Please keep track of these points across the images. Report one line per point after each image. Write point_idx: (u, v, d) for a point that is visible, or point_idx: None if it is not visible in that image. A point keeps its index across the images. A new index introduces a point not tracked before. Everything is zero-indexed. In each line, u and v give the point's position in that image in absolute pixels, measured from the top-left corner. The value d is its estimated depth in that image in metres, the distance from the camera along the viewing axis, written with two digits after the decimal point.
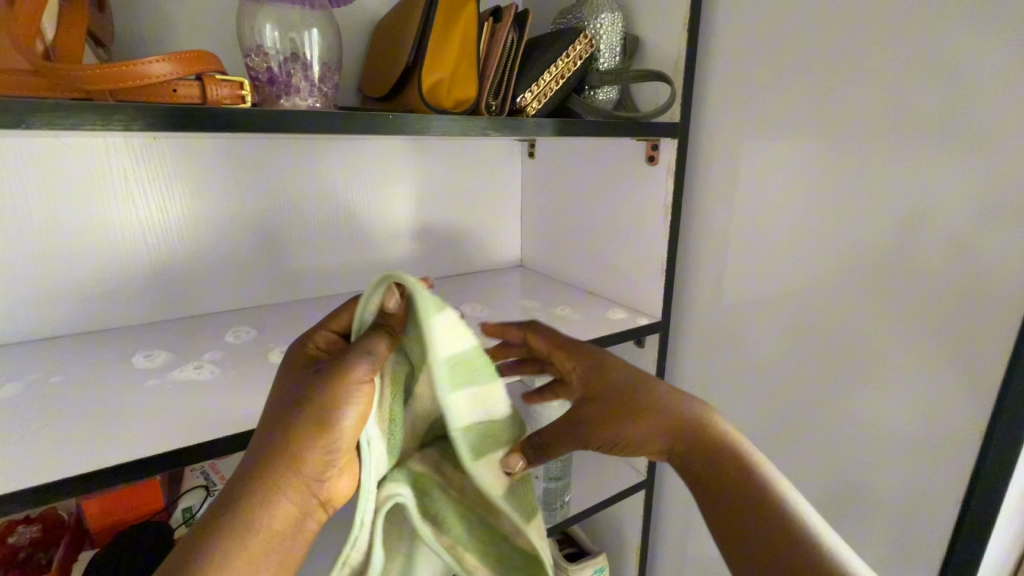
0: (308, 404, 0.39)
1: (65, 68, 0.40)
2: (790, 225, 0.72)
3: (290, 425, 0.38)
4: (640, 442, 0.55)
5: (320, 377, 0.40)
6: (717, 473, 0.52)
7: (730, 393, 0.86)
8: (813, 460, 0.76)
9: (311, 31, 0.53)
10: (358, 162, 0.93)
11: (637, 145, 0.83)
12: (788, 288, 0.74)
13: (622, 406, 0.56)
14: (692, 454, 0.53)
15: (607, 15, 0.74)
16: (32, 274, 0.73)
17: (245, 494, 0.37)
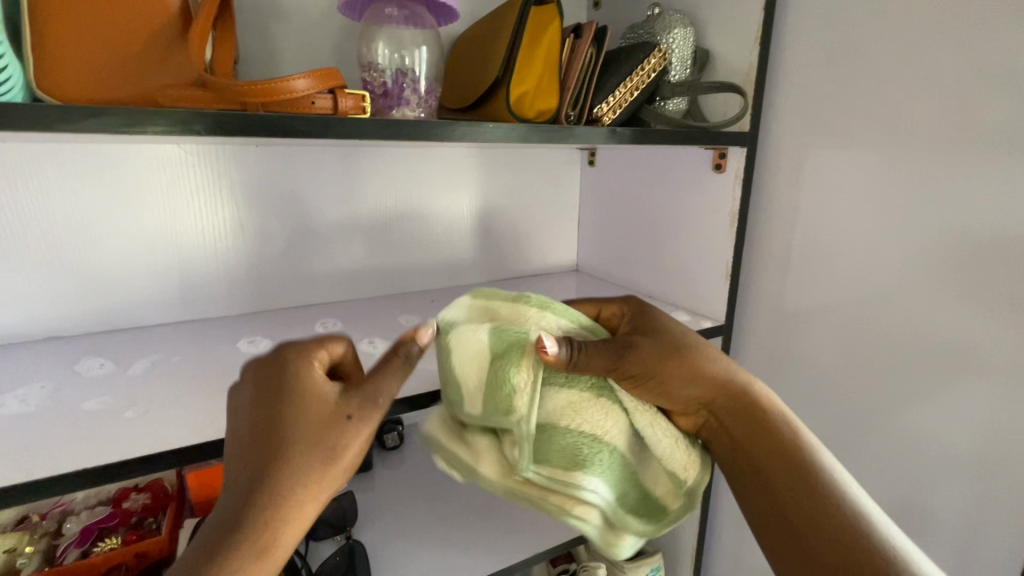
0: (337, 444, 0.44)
1: (227, 83, 0.46)
2: (856, 232, 0.73)
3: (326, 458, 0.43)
4: (684, 399, 0.53)
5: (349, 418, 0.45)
6: (764, 448, 0.52)
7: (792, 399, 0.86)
8: (875, 469, 0.75)
9: (420, 48, 0.59)
10: (430, 168, 0.99)
11: (704, 153, 0.86)
12: (854, 295, 0.74)
13: (675, 360, 0.52)
14: (729, 416, 0.54)
15: (680, 29, 0.78)
16: (151, 265, 0.81)
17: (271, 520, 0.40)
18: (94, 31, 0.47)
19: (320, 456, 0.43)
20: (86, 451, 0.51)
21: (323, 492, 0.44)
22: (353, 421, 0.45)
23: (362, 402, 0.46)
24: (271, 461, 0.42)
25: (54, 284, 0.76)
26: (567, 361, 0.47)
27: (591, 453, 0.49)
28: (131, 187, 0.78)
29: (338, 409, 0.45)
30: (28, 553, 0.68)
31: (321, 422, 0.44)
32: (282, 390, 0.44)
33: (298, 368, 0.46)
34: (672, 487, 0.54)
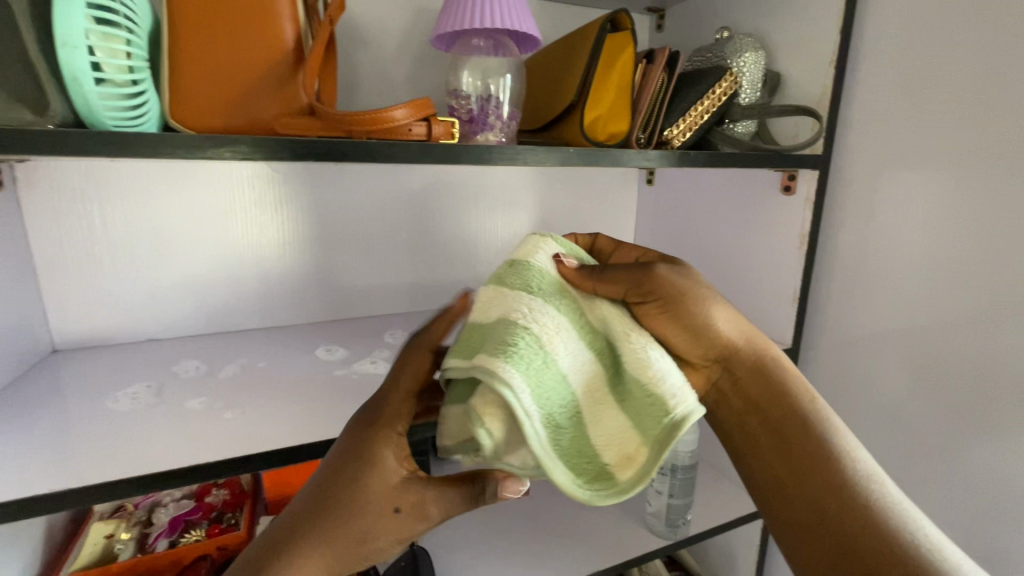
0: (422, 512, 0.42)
1: (336, 113, 0.50)
2: (927, 260, 0.70)
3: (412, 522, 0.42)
4: (709, 350, 0.52)
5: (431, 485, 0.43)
6: (777, 414, 0.53)
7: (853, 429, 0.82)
8: (946, 507, 0.71)
9: (505, 77, 0.62)
10: (492, 186, 1.02)
11: (772, 175, 0.85)
12: (925, 323, 0.71)
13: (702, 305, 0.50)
14: (744, 376, 0.55)
15: (750, 53, 0.78)
16: (236, 273, 0.87)
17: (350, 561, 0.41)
18: (218, 66, 0.51)
19: (354, 534, 0.40)
20: (190, 448, 0.55)
21: (349, 563, 0.41)
22: (396, 519, 0.42)
23: (416, 502, 0.42)
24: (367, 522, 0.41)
25: (155, 291, 0.83)
26: (590, 271, 0.48)
27: (527, 347, 0.40)
28: (224, 202, 0.84)
29: (395, 497, 0.42)
30: (124, 539, 0.75)
31: (371, 507, 0.41)
32: (370, 451, 0.42)
33: (393, 422, 0.43)
34: (628, 450, 0.40)
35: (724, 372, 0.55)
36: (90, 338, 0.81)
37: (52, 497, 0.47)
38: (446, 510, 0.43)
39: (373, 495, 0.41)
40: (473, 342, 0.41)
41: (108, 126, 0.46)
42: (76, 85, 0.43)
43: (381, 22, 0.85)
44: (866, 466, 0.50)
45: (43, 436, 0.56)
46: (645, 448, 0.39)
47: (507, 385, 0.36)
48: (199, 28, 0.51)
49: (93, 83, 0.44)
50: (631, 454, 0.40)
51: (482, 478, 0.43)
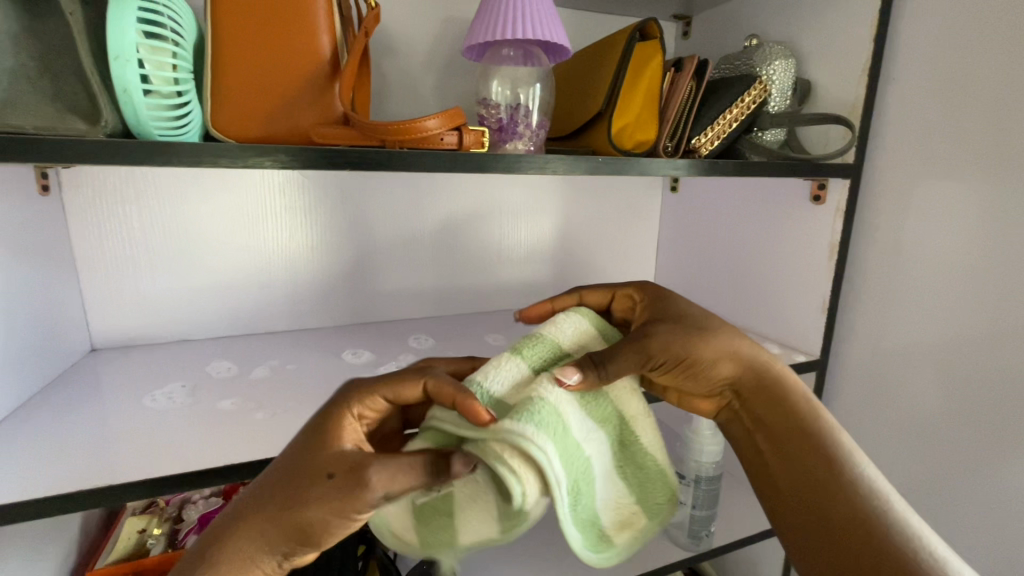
0: (349, 488, 0.37)
1: (371, 123, 0.51)
2: (960, 271, 0.68)
3: (340, 496, 0.37)
4: (708, 382, 0.52)
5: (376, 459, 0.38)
6: (788, 436, 0.52)
7: (881, 444, 0.80)
8: (978, 528, 0.68)
9: (535, 86, 0.62)
10: (516, 193, 1.03)
11: (801, 184, 0.84)
12: (957, 337, 0.69)
13: (702, 347, 0.50)
14: (754, 399, 0.53)
15: (781, 61, 0.77)
16: (265, 277, 0.89)
17: (270, 517, 0.37)
18: (258, 77, 0.53)
19: (286, 501, 0.37)
20: (223, 448, 0.57)
21: (271, 523, 0.37)
22: (322, 489, 0.37)
23: (350, 469, 0.37)
24: (293, 478, 0.38)
25: (188, 293, 0.85)
26: (598, 378, 0.43)
27: (550, 417, 0.40)
28: (255, 207, 0.86)
29: (325, 466, 0.38)
30: (155, 534, 0.77)
31: (310, 466, 0.38)
32: (320, 420, 0.40)
33: (350, 398, 0.42)
34: (622, 517, 0.46)
35: (736, 397, 0.54)
36: (127, 338, 0.84)
37: (93, 492, 0.49)
38: (378, 489, 0.37)
39: (312, 455, 0.38)
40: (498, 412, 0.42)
41: (154, 135, 0.48)
42: (127, 96, 0.45)
43: (409, 31, 0.86)
44: (881, 488, 0.49)
45: (83, 435, 0.58)
46: (640, 517, 0.46)
47: (535, 445, 0.37)
48: (240, 40, 0.52)
49: (141, 94, 0.46)
50: (631, 518, 0.46)
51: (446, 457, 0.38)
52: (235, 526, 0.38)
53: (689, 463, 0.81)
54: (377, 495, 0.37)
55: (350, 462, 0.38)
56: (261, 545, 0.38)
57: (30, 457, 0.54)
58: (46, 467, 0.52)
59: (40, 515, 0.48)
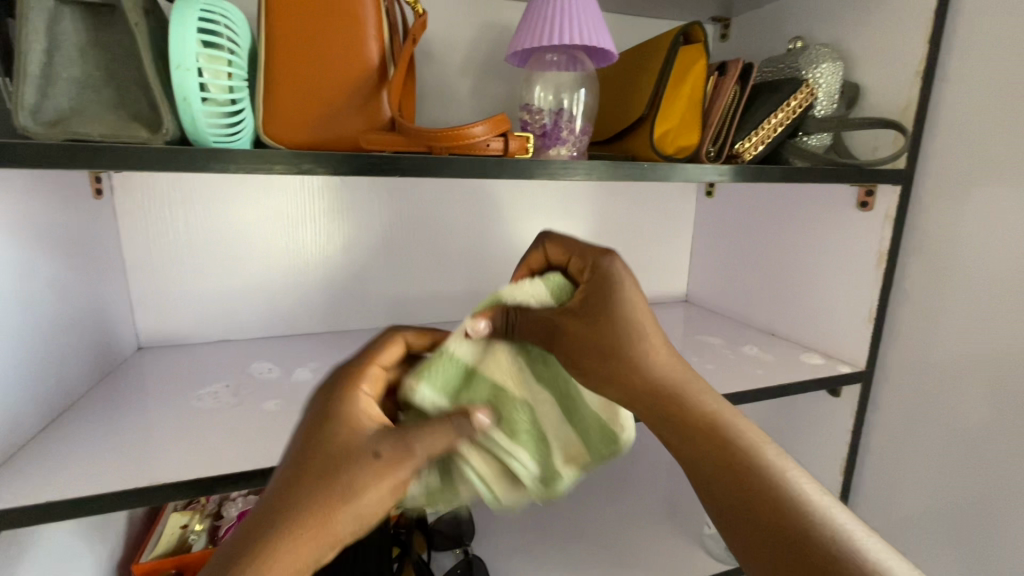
0: (392, 457, 0.37)
1: (419, 129, 0.51)
2: (1015, 283, 0.64)
3: (383, 467, 0.37)
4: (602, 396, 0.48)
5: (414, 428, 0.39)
6: (701, 457, 0.43)
7: (926, 462, 0.76)
8: None
9: (580, 91, 0.62)
10: (549, 197, 1.03)
11: (847, 190, 0.81)
12: (1010, 352, 0.65)
13: (593, 353, 0.47)
14: (657, 415, 0.46)
15: (828, 63, 0.75)
16: (302, 278, 0.90)
17: (301, 513, 0.35)
18: (308, 85, 0.54)
19: (325, 490, 0.35)
20: (270, 449, 0.58)
21: (308, 517, 0.35)
22: (375, 470, 0.36)
23: (396, 440, 0.38)
24: (323, 462, 0.36)
25: (230, 295, 0.87)
26: (501, 330, 0.49)
27: (483, 392, 0.48)
28: (294, 211, 0.87)
29: (366, 448, 0.37)
30: (198, 530, 0.78)
31: (345, 450, 0.37)
32: (323, 418, 0.39)
33: (348, 390, 0.41)
34: (573, 453, 0.49)
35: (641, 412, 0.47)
36: (172, 337, 0.86)
37: (146, 491, 0.51)
38: (427, 445, 0.38)
39: (339, 440, 0.37)
40: (460, 387, 0.48)
41: (210, 142, 0.49)
42: (186, 104, 0.46)
43: (447, 37, 0.87)
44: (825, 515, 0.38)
45: (135, 433, 0.60)
46: (587, 458, 0.50)
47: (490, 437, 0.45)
48: (291, 50, 0.53)
49: (199, 101, 0.47)
50: (579, 456, 0.49)
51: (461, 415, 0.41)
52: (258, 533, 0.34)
53: None
54: (427, 452, 0.38)
55: (387, 433, 0.38)
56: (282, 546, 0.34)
57: (88, 455, 0.56)
58: (99, 464, 0.54)
59: (100, 511, 0.49)
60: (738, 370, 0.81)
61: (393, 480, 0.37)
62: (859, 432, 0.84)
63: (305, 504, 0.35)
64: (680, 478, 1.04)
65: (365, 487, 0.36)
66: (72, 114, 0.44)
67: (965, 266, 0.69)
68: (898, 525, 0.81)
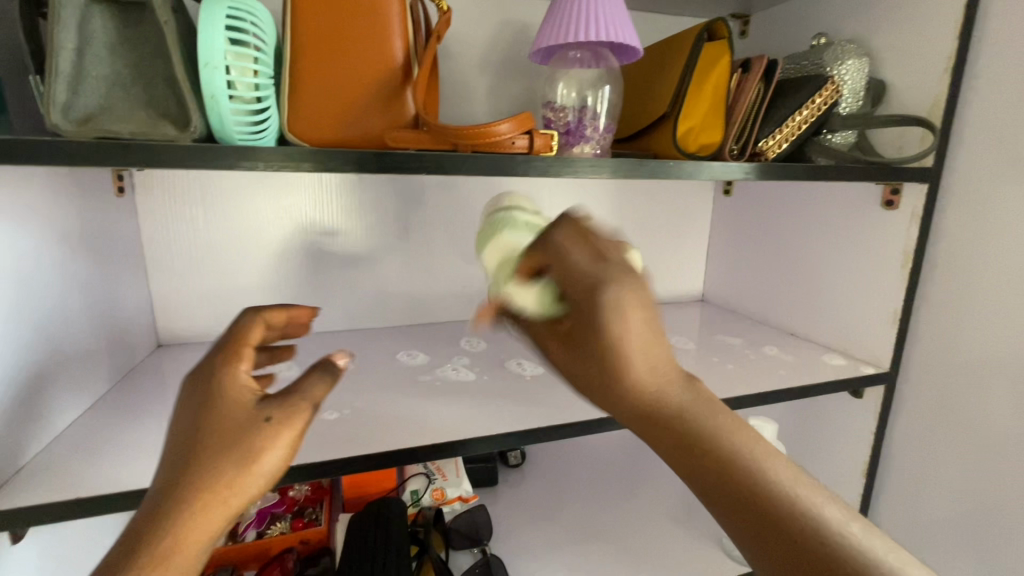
0: (275, 419, 0.37)
1: (445, 126, 0.51)
2: None
3: (269, 432, 0.36)
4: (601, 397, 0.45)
5: (294, 390, 0.39)
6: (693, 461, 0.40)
7: (950, 466, 0.75)
8: None
9: (605, 88, 0.62)
10: (565, 195, 1.02)
11: (871, 189, 0.80)
12: None
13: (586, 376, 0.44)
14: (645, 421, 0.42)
15: (853, 60, 0.74)
16: (320, 276, 0.90)
17: (188, 489, 0.34)
18: (333, 84, 0.54)
19: (209, 462, 0.34)
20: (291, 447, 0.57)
21: (194, 490, 0.34)
22: (268, 435, 0.36)
23: (279, 402, 0.37)
24: (204, 438, 0.35)
25: (249, 292, 0.88)
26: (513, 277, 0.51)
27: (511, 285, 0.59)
28: (311, 209, 0.87)
29: (253, 417, 0.37)
30: None
31: (225, 421, 0.36)
32: (202, 400, 0.37)
33: (223, 363, 0.39)
34: None
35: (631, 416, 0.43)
36: (191, 335, 0.87)
37: None
38: (314, 397, 0.39)
39: (216, 413, 0.36)
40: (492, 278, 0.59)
41: (236, 140, 0.49)
42: (214, 102, 0.46)
43: (465, 36, 0.86)
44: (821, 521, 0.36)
45: (158, 431, 0.60)
46: None
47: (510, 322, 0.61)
48: (317, 49, 0.53)
49: (227, 99, 0.47)
50: None
51: (330, 362, 0.41)
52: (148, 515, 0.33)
53: None
54: (314, 402, 0.39)
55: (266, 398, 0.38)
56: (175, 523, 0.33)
57: (112, 452, 0.56)
58: (123, 461, 0.54)
59: (127, 509, 0.50)
60: (760, 371, 0.80)
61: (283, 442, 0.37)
62: (882, 435, 0.83)
63: (191, 479, 0.34)
64: None
65: (257, 452, 0.36)
66: (101, 112, 0.44)
67: (992, 267, 0.68)
68: (921, 529, 0.79)
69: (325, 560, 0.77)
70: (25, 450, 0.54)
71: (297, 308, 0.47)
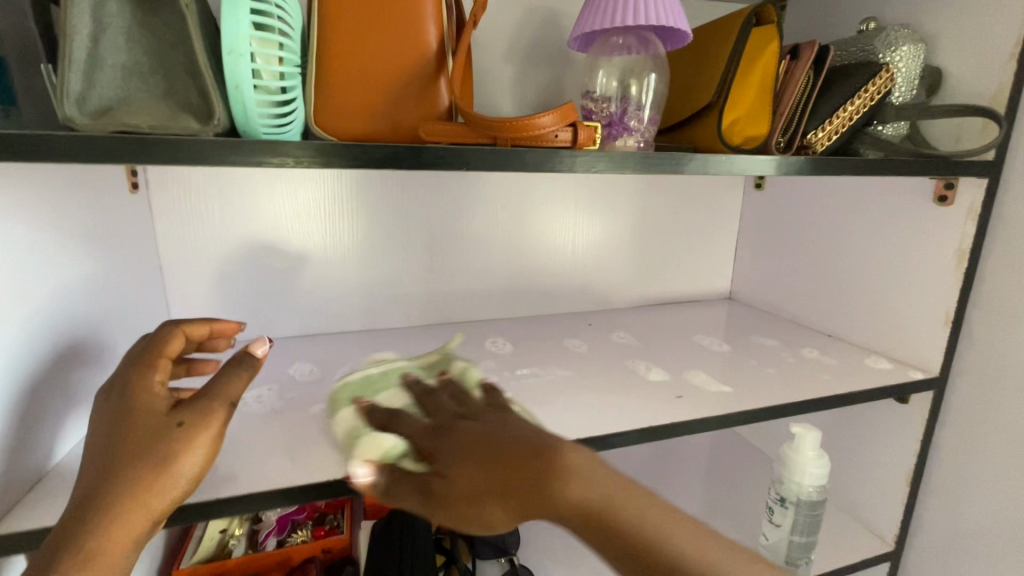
0: (187, 424, 0.40)
1: (485, 118, 0.48)
2: None
3: (182, 435, 0.40)
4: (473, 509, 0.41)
5: (200, 398, 0.42)
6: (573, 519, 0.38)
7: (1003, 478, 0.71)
8: None
9: (651, 76, 0.58)
10: (589, 189, 0.98)
11: (923, 183, 0.75)
12: None
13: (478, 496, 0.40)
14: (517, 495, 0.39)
15: (908, 46, 0.69)
16: (337, 274, 0.87)
17: (107, 491, 0.37)
18: (363, 72, 0.50)
19: (126, 464, 0.38)
20: (316, 456, 0.54)
21: (111, 493, 0.37)
22: (183, 434, 0.40)
23: (191, 409, 0.41)
24: (122, 442, 0.39)
25: (265, 291, 0.85)
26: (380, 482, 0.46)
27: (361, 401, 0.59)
28: (327, 204, 0.84)
29: (167, 420, 0.40)
30: (237, 535, 0.76)
31: (143, 427, 0.40)
32: (120, 408, 0.41)
33: (140, 376, 0.43)
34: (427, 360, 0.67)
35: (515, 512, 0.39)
36: None
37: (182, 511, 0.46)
38: (229, 394, 0.43)
39: (131, 419, 0.40)
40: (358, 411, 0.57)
41: (260, 134, 0.46)
42: (238, 93, 0.43)
43: (491, 22, 0.82)
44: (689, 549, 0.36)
45: None
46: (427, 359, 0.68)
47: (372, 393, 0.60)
48: (347, 35, 0.50)
49: (252, 90, 0.43)
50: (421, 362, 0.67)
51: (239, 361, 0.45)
52: (69, 518, 0.36)
53: (788, 484, 0.73)
54: (228, 398, 0.43)
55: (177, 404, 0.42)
56: (93, 525, 0.35)
57: None
58: None
59: None
60: (801, 375, 0.76)
61: (196, 444, 0.40)
62: (928, 442, 0.79)
63: (110, 483, 0.37)
64: (726, 484, 1.00)
65: (173, 454, 0.39)
66: (117, 105, 0.41)
67: None
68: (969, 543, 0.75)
69: (349, 569, 0.75)
70: (42, 466, 0.51)
71: (222, 319, 0.53)
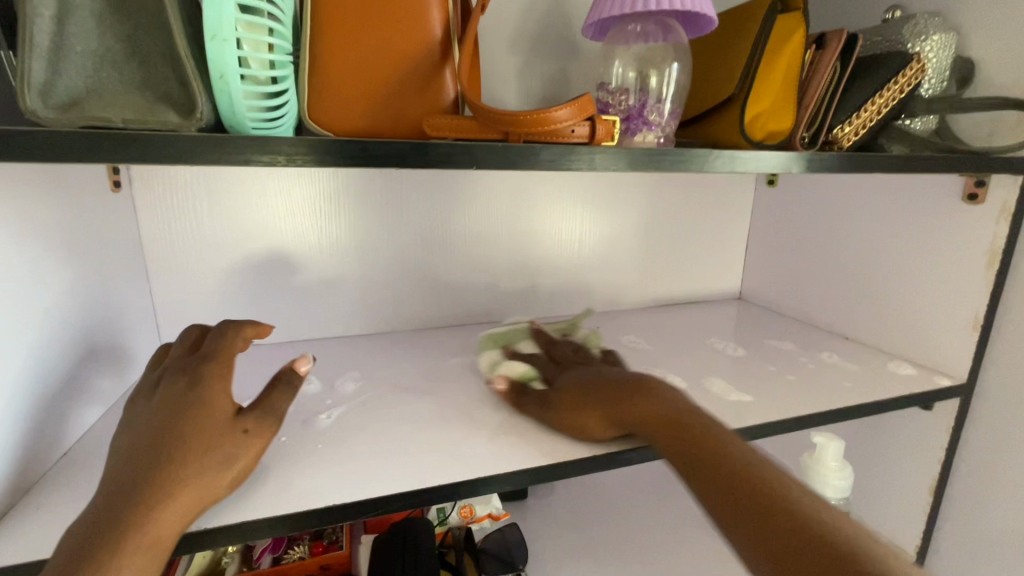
0: (249, 433, 0.42)
1: (495, 111, 0.44)
2: None
3: (243, 443, 0.41)
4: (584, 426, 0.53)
5: (259, 408, 0.44)
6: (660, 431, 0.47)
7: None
8: None
9: (672, 66, 0.55)
10: (598, 185, 0.94)
11: (951, 180, 0.72)
12: None
13: (586, 407, 0.53)
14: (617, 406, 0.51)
15: (938, 34, 0.66)
16: (336, 275, 0.83)
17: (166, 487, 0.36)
18: (361, 60, 0.46)
19: (191, 463, 0.38)
20: (313, 476, 0.50)
21: (168, 490, 0.37)
22: (246, 441, 0.41)
23: (254, 419, 0.42)
24: (191, 437, 0.39)
25: (260, 293, 0.80)
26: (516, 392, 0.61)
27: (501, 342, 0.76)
28: (325, 203, 0.80)
29: (231, 424, 0.41)
30: (230, 553, 0.72)
31: (208, 429, 0.40)
32: (188, 402, 0.41)
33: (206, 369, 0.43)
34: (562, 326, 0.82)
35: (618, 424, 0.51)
36: None
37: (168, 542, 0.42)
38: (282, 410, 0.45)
39: (200, 415, 0.40)
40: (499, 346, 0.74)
41: (248, 128, 0.42)
42: (223, 83, 0.39)
43: (497, 9, 0.78)
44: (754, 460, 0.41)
45: None
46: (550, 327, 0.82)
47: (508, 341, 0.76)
48: (343, 19, 0.45)
49: (238, 80, 0.39)
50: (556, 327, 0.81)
51: (287, 378, 0.47)
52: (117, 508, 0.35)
53: None
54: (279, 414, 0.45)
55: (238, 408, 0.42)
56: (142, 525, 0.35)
57: None
58: None
59: None
60: (824, 381, 0.72)
61: (250, 453, 0.41)
62: (953, 450, 0.76)
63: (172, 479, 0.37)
64: None
65: (233, 460, 0.40)
66: (88, 96, 0.37)
67: None
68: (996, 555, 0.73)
69: None
70: (19, 484, 0.47)
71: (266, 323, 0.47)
